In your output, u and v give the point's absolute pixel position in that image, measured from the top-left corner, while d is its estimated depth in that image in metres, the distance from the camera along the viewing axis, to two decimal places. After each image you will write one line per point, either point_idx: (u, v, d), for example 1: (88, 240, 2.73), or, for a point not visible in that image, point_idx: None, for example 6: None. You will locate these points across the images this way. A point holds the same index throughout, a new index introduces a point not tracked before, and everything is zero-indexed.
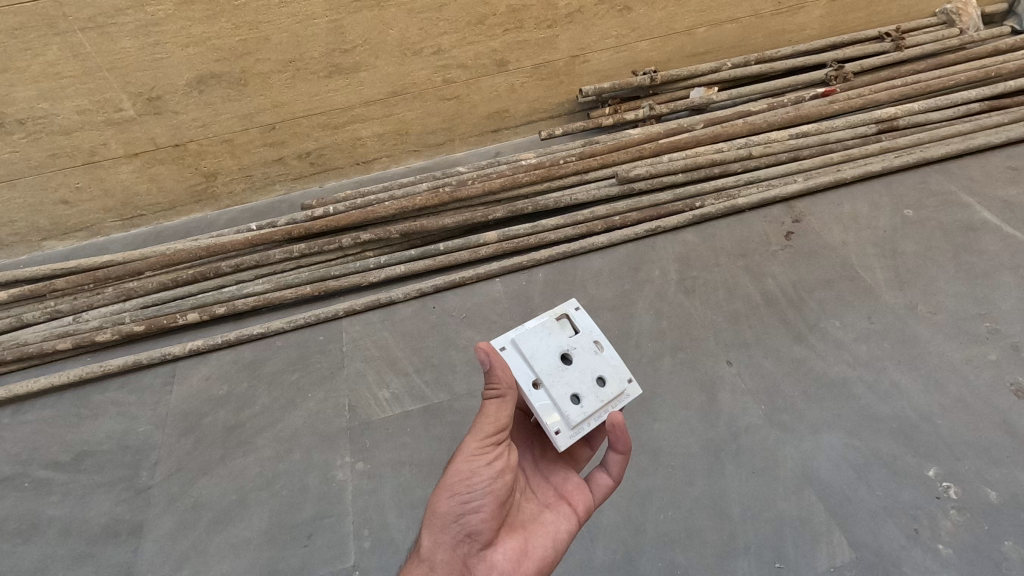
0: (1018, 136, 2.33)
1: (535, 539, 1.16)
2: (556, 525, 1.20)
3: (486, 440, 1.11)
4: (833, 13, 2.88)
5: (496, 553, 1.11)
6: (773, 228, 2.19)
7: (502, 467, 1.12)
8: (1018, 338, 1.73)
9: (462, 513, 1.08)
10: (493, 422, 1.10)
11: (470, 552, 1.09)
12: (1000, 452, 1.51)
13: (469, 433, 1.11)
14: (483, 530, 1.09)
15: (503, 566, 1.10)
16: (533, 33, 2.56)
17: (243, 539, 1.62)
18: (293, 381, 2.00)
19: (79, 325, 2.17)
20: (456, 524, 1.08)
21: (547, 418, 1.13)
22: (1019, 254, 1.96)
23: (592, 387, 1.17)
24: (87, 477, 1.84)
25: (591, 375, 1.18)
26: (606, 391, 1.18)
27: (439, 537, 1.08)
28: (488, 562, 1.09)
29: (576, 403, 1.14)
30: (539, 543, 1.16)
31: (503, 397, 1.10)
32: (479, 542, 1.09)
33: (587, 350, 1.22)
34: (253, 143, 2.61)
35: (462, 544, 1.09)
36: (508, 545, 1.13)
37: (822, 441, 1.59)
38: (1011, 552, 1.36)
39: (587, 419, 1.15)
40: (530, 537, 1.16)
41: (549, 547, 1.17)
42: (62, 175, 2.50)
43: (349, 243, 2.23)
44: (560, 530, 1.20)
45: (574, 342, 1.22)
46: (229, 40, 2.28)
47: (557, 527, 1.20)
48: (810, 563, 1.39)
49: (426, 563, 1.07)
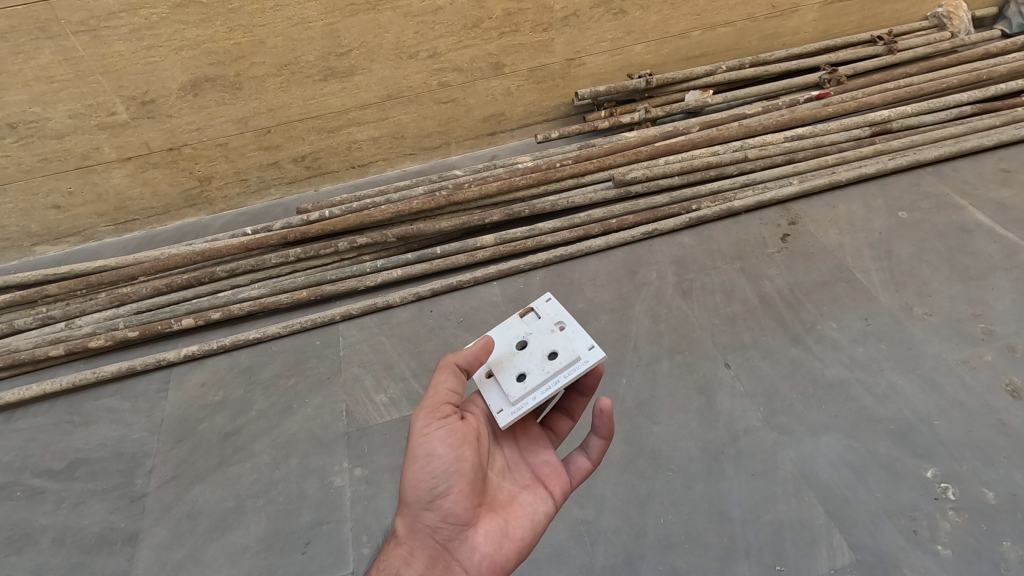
0: (1010, 138, 2.35)
1: (513, 521, 1.16)
2: (533, 506, 1.20)
3: (430, 421, 1.13)
4: (826, 16, 2.90)
5: (477, 534, 1.11)
6: (769, 231, 2.20)
7: (456, 445, 1.11)
8: (1013, 339, 1.75)
9: (431, 498, 1.09)
10: (436, 401, 1.15)
11: (449, 535, 1.10)
12: (997, 452, 1.52)
13: (416, 418, 1.15)
14: (459, 512, 1.10)
15: (483, 548, 1.11)
16: (529, 37, 2.57)
17: (240, 547, 1.61)
18: (290, 387, 1.98)
19: (71, 331, 2.15)
20: (426, 509, 1.09)
21: (493, 399, 1.16)
22: (1012, 255, 1.98)
23: (540, 362, 1.15)
24: (81, 485, 1.82)
25: (542, 352, 1.17)
26: (555, 363, 1.14)
27: (414, 523, 1.11)
28: (469, 544, 1.11)
29: (520, 380, 1.14)
30: (518, 524, 1.16)
31: (445, 375, 1.17)
32: (456, 525, 1.10)
33: (544, 332, 1.21)
34: (248, 147, 2.60)
35: (440, 528, 1.10)
36: (488, 527, 1.13)
37: (821, 443, 1.59)
38: (1010, 553, 1.36)
39: (533, 393, 1.12)
40: (509, 518, 1.16)
41: (528, 527, 1.17)
42: (53, 180, 2.47)
43: (345, 247, 2.22)
44: (537, 511, 1.19)
45: (532, 327, 1.23)
46: (223, 44, 2.26)
47: (534, 509, 1.19)
48: (810, 565, 1.39)
49: (405, 546, 1.11)
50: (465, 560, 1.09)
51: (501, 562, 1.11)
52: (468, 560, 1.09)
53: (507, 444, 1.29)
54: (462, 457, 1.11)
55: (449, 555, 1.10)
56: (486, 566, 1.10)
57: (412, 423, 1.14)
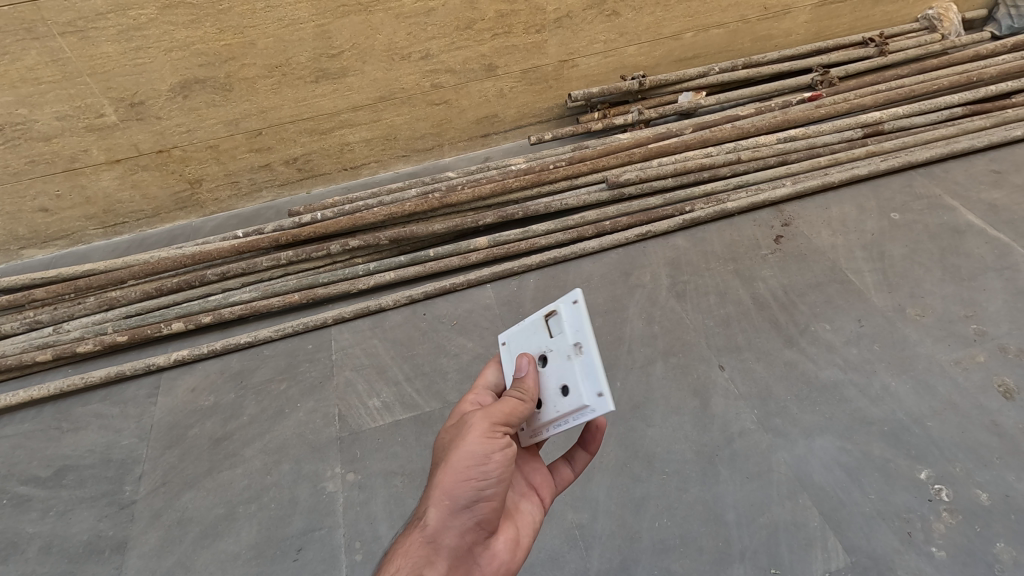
0: (1000, 139, 2.37)
1: (520, 529, 1.12)
2: (532, 513, 1.17)
3: (496, 424, 1.02)
4: (819, 18, 2.91)
5: (498, 542, 1.05)
6: (762, 232, 2.20)
7: (513, 453, 1.02)
8: (1005, 340, 1.76)
9: (476, 500, 0.98)
10: (503, 409, 1.04)
11: (476, 541, 1.00)
12: (989, 453, 1.53)
13: (479, 413, 1.03)
14: (493, 518, 1.01)
15: (502, 556, 1.04)
16: (522, 38, 2.56)
17: (231, 554, 1.59)
18: (282, 391, 1.96)
19: (59, 336, 2.12)
20: (467, 509, 0.97)
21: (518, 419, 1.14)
22: (1003, 256, 1.99)
23: (552, 397, 1.03)
24: (69, 492, 1.79)
25: (557, 384, 1.03)
26: (564, 403, 1.00)
27: (446, 520, 0.95)
28: (490, 552, 1.02)
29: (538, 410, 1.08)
30: (525, 532, 1.12)
31: (522, 401, 1.04)
32: (486, 532, 1.01)
33: (563, 354, 1.03)
34: (239, 149, 2.58)
35: (470, 531, 0.98)
36: (505, 535, 1.08)
37: (815, 444, 1.59)
38: (1003, 554, 1.37)
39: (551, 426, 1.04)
40: (518, 526, 1.11)
41: (532, 535, 1.14)
42: (41, 183, 2.44)
43: (338, 250, 2.20)
44: (535, 518, 1.17)
45: (553, 345, 1.05)
46: (213, 45, 2.24)
47: (534, 516, 1.17)
48: (805, 568, 1.39)
49: (432, 544, 0.94)
50: (485, 568, 1.00)
51: (512, 573, 1.06)
52: (489, 568, 1.01)
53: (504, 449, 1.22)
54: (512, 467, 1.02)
55: (472, 560, 0.98)
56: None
57: (473, 419, 1.02)
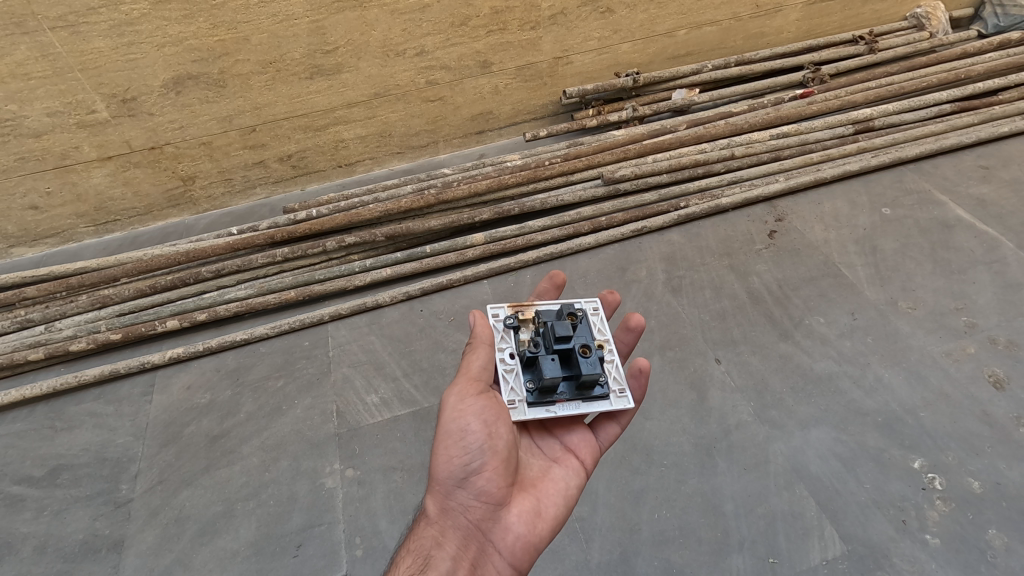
0: (987, 136, 2.41)
1: (546, 498, 1.19)
2: (565, 480, 1.23)
3: (464, 397, 1.12)
4: (810, 16, 2.94)
5: (509, 516, 1.12)
6: (757, 227, 2.22)
7: (492, 420, 1.10)
8: (995, 332, 1.79)
9: (465, 476, 1.08)
10: (473, 375, 1.15)
11: (482, 516, 1.10)
12: (981, 442, 1.56)
13: (448, 394, 1.13)
14: (493, 491, 1.10)
15: (516, 529, 1.12)
16: (517, 35, 2.56)
17: (230, 551, 1.58)
18: (278, 388, 1.95)
19: (51, 335, 2.09)
20: (460, 488, 1.09)
21: (612, 376, 1.24)
22: (992, 250, 2.02)
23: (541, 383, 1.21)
24: (63, 492, 1.77)
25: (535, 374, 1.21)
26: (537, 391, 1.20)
27: (446, 502, 1.09)
28: (501, 525, 1.11)
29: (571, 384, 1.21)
30: (550, 503, 1.18)
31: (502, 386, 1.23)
32: (491, 504, 1.10)
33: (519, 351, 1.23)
34: (233, 146, 2.56)
35: (474, 507, 1.09)
36: (521, 507, 1.15)
37: (810, 435, 1.61)
38: (995, 540, 1.40)
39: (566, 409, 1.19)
40: (540, 497, 1.18)
41: (559, 506, 1.20)
42: (31, 180, 2.41)
43: (334, 246, 2.19)
44: (569, 486, 1.23)
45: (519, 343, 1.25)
46: (206, 41, 2.22)
47: (568, 483, 1.23)
48: (802, 557, 1.41)
49: (436, 526, 1.07)
50: (498, 541, 1.09)
51: (535, 542, 1.13)
52: (502, 541, 1.10)
53: (533, 426, 1.32)
54: (497, 433, 1.10)
55: (482, 536, 1.09)
56: (519, 547, 1.11)
57: (445, 401, 1.13)
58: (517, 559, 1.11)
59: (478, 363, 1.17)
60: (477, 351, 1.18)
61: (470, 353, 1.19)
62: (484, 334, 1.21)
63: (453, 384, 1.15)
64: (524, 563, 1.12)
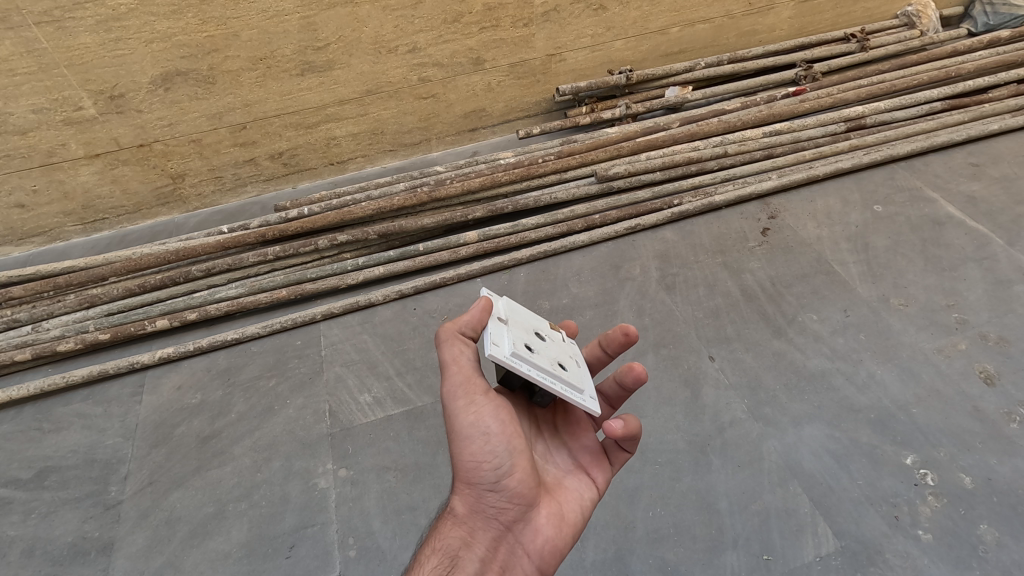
0: (977, 134, 2.43)
1: (565, 504, 1.13)
2: (581, 491, 1.17)
3: (473, 398, 1.03)
4: (801, 14, 2.96)
5: (537, 517, 1.07)
6: (750, 224, 2.22)
7: (510, 419, 1.04)
8: (985, 328, 1.80)
9: (495, 480, 1.02)
10: (464, 375, 1.04)
11: (513, 518, 1.05)
12: (972, 438, 1.57)
13: (452, 400, 1.03)
14: (524, 492, 1.03)
15: (544, 530, 1.07)
16: (510, 31, 2.55)
17: (221, 552, 1.57)
18: (271, 388, 1.94)
19: (37, 335, 2.06)
20: (491, 492, 1.02)
21: (504, 336, 1.01)
22: (983, 246, 2.04)
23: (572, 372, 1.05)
24: (52, 494, 1.75)
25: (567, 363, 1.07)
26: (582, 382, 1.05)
27: (474, 505, 1.04)
28: (531, 526, 1.06)
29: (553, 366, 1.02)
30: (571, 508, 1.13)
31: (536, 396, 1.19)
32: (521, 504, 1.04)
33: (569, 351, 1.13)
34: (223, 144, 2.53)
35: (505, 508, 1.04)
36: (547, 510, 1.09)
37: (804, 432, 1.62)
38: (987, 535, 1.41)
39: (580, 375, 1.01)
40: (562, 502, 1.13)
41: (579, 511, 1.14)
42: (17, 178, 2.37)
43: (326, 244, 2.18)
44: (584, 496, 1.16)
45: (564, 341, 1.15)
46: (195, 36, 2.19)
47: (582, 495, 1.16)
48: (796, 554, 1.41)
49: (465, 527, 1.03)
50: (528, 543, 1.05)
51: (560, 547, 1.08)
52: (532, 543, 1.05)
53: (546, 431, 1.24)
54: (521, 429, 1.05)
55: (513, 537, 1.05)
56: (547, 551, 1.06)
57: (448, 403, 1.03)
58: (544, 561, 1.06)
59: (456, 351, 1.05)
60: (447, 340, 1.06)
61: (455, 349, 1.05)
62: (472, 321, 1.07)
63: (448, 386, 1.04)
64: (551, 566, 1.07)
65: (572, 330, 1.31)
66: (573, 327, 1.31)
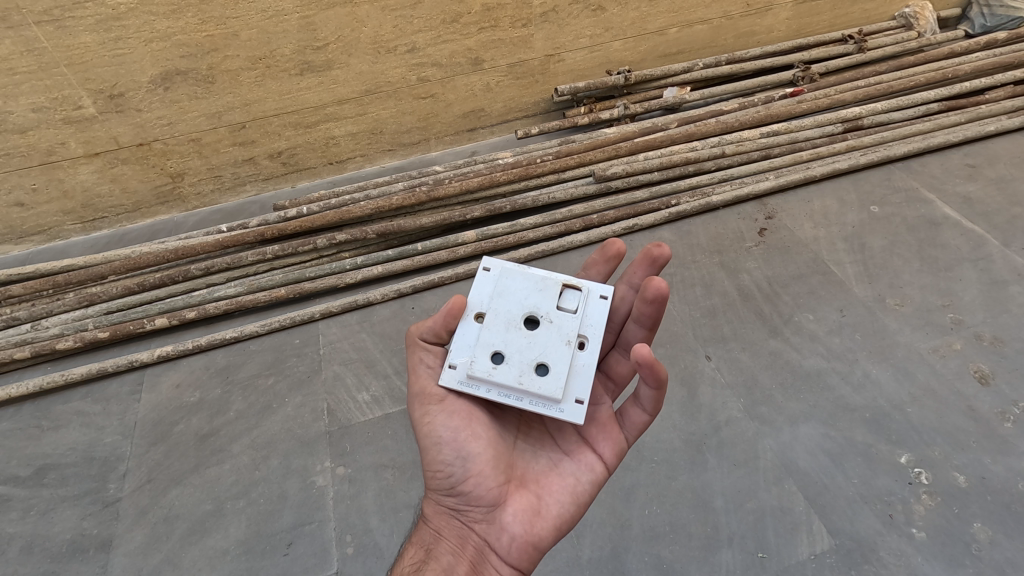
0: (973, 135, 2.44)
1: (548, 496, 1.10)
2: (575, 476, 1.13)
3: (427, 408, 1.08)
4: (799, 15, 2.97)
5: (505, 515, 1.07)
6: (747, 225, 2.23)
7: (464, 425, 1.08)
8: (980, 329, 1.81)
9: (452, 485, 1.07)
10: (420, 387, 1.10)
11: (477, 518, 1.08)
12: (967, 437, 1.58)
13: (412, 410, 1.11)
14: (482, 494, 1.06)
15: (512, 529, 1.07)
16: (509, 32, 2.56)
17: (219, 550, 1.57)
18: (269, 386, 1.94)
19: (37, 333, 2.07)
20: (449, 495, 1.09)
21: (468, 353, 1.10)
22: (978, 247, 2.05)
23: (551, 374, 1.06)
24: (51, 491, 1.76)
25: (548, 363, 1.08)
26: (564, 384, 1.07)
27: (440, 505, 1.12)
28: (497, 526, 1.07)
29: (524, 375, 1.06)
30: (554, 499, 1.10)
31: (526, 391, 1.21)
32: (482, 506, 1.07)
33: (561, 337, 1.11)
34: (222, 143, 2.54)
35: (467, 509, 1.08)
36: (519, 506, 1.08)
37: (799, 431, 1.63)
38: (980, 534, 1.42)
39: (545, 391, 1.04)
40: (545, 493, 1.10)
41: (563, 502, 1.10)
42: (16, 176, 2.37)
43: (325, 244, 2.19)
44: (579, 482, 1.13)
45: (560, 324, 1.12)
46: (195, 36, 2.20)
47: (576, 480, 1.13)
48: (790, 552, 1.42)
49: (434, 525, 1.12)
50: (494, 542, 1.07)
51: (534, 543, 1.07)
52: (497, 542, 1.07)
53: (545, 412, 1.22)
54: (476, 434, 1.07)
55: (478, 536, 1.08)
56: (517, 547, 1.07)
57: (410, 412, 1.11)
58: (515, 558, 1.07)
59: (416, 362, 1.13)
60: (410, 352, 1.14)
61: (416, 360, 1.13)
62: (433, 327, 1.13)
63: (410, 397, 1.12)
64: (525, 562, 1.08)
65: (618, 249, 1.25)
66: (618, 246, 1.26)
